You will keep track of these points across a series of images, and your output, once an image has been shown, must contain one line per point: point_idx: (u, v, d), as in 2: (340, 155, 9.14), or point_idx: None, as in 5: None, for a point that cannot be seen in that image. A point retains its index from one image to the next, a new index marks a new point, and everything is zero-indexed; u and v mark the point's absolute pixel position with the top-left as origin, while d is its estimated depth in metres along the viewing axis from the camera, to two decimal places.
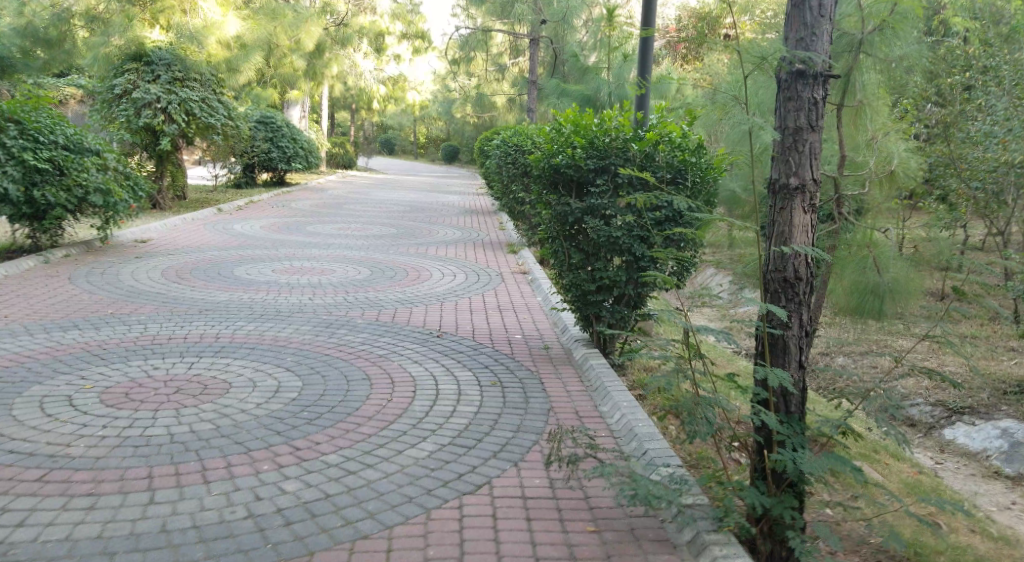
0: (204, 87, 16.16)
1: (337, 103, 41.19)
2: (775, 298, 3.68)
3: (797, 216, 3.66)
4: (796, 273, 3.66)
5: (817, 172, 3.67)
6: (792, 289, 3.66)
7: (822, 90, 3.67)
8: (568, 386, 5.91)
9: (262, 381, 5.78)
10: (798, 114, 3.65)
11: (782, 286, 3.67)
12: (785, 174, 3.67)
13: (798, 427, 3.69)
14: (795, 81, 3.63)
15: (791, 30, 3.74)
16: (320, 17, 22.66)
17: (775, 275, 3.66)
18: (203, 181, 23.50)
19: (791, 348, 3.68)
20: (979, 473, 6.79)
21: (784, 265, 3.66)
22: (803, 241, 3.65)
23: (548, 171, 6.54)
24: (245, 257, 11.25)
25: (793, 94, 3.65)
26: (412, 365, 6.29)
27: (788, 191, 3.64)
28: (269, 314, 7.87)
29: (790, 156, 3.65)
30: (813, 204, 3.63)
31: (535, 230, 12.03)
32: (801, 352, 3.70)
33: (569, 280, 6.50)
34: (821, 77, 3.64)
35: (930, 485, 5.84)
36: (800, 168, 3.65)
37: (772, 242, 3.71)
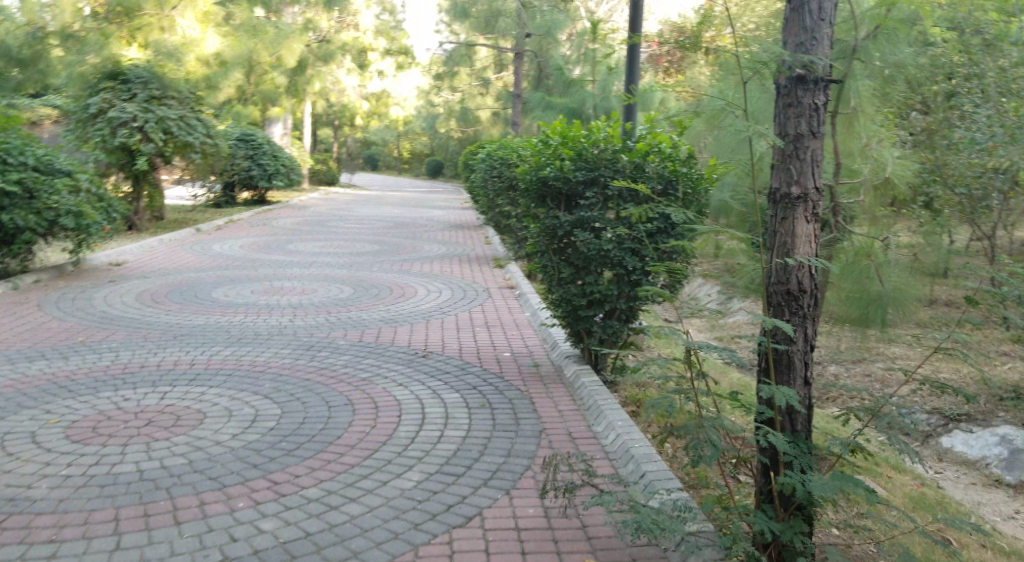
0: (182, 105, 15.91)
1: (318, 119, 40.99)
2: (779, 313, 3.43)
3: (801, 225, 3.43)
4: (802, 285, 3.41)
5: (821, 180, 3.44)
6: (796, 301, 3.41)
7: (824, 96, 3.46)
8: (561, 406, 5.66)
9: (239, 410, 5.50)
10: (799, 120, 3.44)
11: (786, 299, 3.42)
12: (786, 183, 3.44)
13: (806, 446, 3.45)
14: (795, 87, 3.43)
15: (790, 33, 3.52)
16: (300, 34, 22.49)
17: (777, 288, 3.42)
18: (183, 201, 23.18)
19: (796, 364, 3.44)
20: (980, 482, 6.59)
21: (787, 277, 3.41)
22: (808, 251, 3.41)
23: (535, 184, 6.33)
24: (224, 279, 10.97)
25: (793, 100, 3.44)
26: (397, 389, 6.02)
27: (790, 200, 3.41)
28: (248, 337, 7.59)
29: (792, 163, 3.43)
30: (818, 214, 3.40)
31: (522, 244, 11.82)
32: (807, 368, 3.45)
33: (559, 295, 6.25)
34: (821, 82, 3.43)
35: (935, 498, 5.63)
36: (802, 177, 3.43)
37: (774, 254, 3.47)
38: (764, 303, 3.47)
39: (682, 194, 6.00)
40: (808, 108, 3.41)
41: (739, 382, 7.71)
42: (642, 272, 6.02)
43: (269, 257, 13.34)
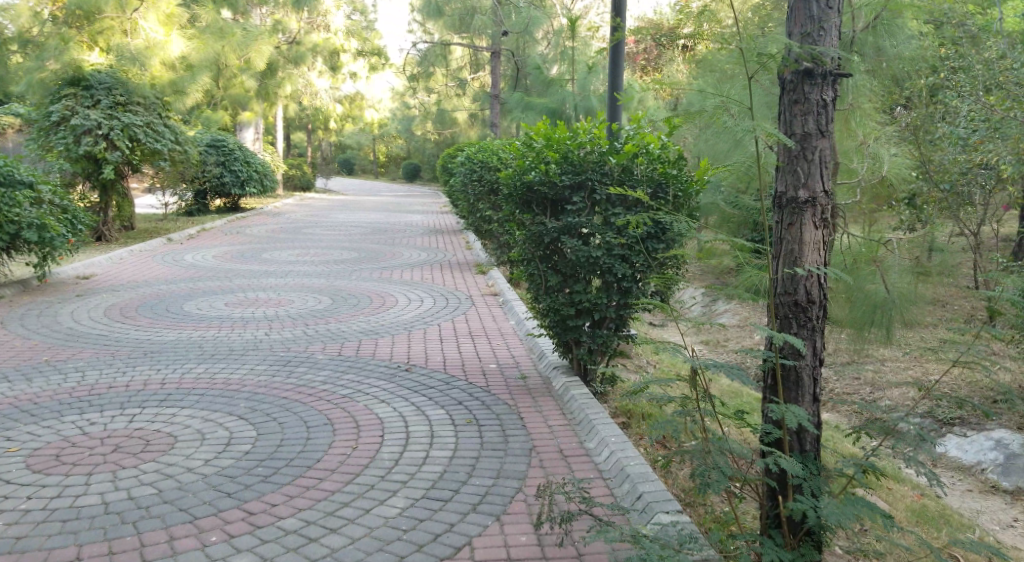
0: (149, 111, 15.51)
1: (292, 124, 40.52)
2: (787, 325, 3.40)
3: (809, 230, 3.39)
4: (810, 294, 3.38)
5: (828, 184, 3.40)
6: (805, 313, 3.37)
7: (831, 91, 3.41)
8: (550, 421, 5.43)
9: (213, 432, 5.21)
10: (806, 118, 3.39)
11: (793, 310, 3.39)
12: (793, 187, 3.40)
13: (814, 469, 3.33)
14: (802, 82, 3.36)
15: (796, 24, 3.47)
16: (271, 36, 22.14)
17: (785, 298, 3.39)
18: (154, 210, 22.70)
19: (805, 380, 3.40)
20: (977, 489, 6.48)
21: (795, 287, 3.38)
22: (817, 258, 3.37)
23: (520, 189, 6.10)
24: (197, 290, 10.63)
25: (800, 96, 3.38)
26: (378, 406, 5.76)
27: (799, 203, 3.37)
28: (222, 353, 7.29)
29: (799, 166, 3.38)
30: (828, 218, 3.36)
31: (503, 249, 11.60)
32: (816, 385, 3.42)
33: (548, 305, 6.06)
34: (830, 76, 3.37)
35: (937, 509, 5.49)
36: (809, 179, 3.38)
37: (780, 262, 3.43)
38: (771, 315, 3.42)
39: (672, 197, 5.83)
40: (817, 104, 3.35)
41: (731, 390, 7.54)
42: (632, 279, 5.84)
43: (244, 267, 13.01)
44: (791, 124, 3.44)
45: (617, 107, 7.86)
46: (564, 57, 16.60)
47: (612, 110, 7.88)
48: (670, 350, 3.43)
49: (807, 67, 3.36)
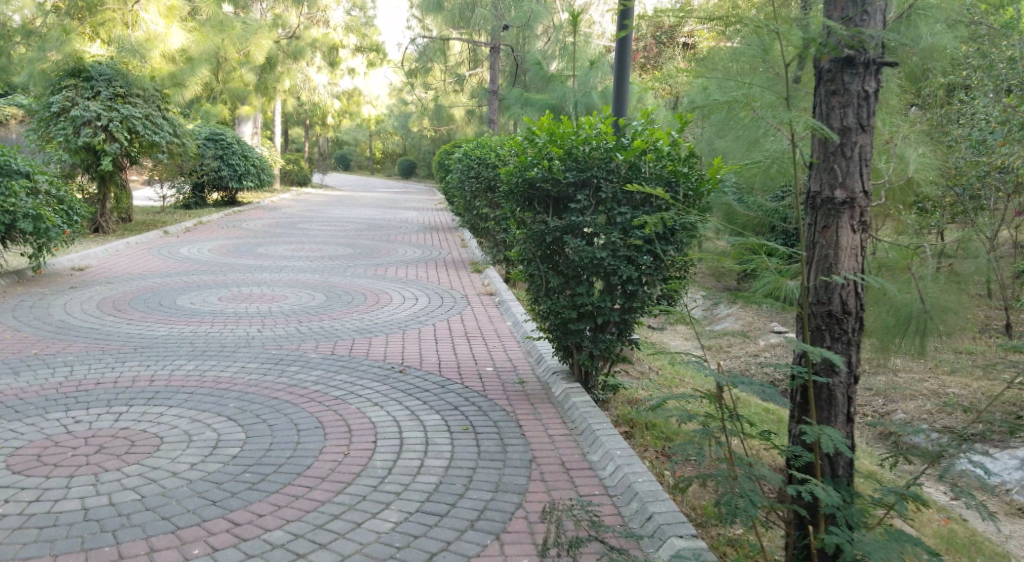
0: (148, 103, 15.31)
1: (289, 119, 40.23)
2: (821, 337, 3.48)
3: (845, 234, 3.48)
4: (844, 306, 3.46)
5: (867, 184, 3.50)
6: (840, 325, 3.45)
7: (873, 82, 3.50)
8: (551, 431, 5.24)
9: (200, 434, 4.99)
10: (846, 111, 3.48)
11: (826, 321, 3.46)
12: (830, 187, 3.50)
13: (847, 495, 3.29)
14: (842, 71, 3.46)
15: (837, 11, 3.60)
16: (270, 29, 21.92)
17: (820, 309, 3.47)
18: (149, 202, 22.41)
19: (838, 399, 3.46)
20: (1002, 511, 6.31)
21: (829, 297, 3.47)
22: (852, 265, 3.47)
23: (521, 186, 5.89)
24: (190, 285, 10.42)
25: (840, 88, 3.48)
26: (372, 409, 5.55)
27: (836, 205, 3.47)
28: (214, 350, 7.07)
29: (835, 165, 3.49)
30: (865, 220, 3.45)
31: (501, 247, 11.42)
32: (849, 404, 3.46)
33: (548, 308, 5.85)
34: (872, 65, 3.48)
35: (965, 536, 5.29)
36: (848, 178, 3.47)
37: (816, 268, 3.53)
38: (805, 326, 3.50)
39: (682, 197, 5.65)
40: (857, 99, 3.44)
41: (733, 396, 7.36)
42: (638, 283, 5.65)
43: (239, 261, 12.79)
44: (831, 119, 3.54)
45: (623, 101, 7.64)
46: (565, 53, 16.48)
47: (618, 104, 7.67)
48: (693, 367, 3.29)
49: (848, 56, 3.46)
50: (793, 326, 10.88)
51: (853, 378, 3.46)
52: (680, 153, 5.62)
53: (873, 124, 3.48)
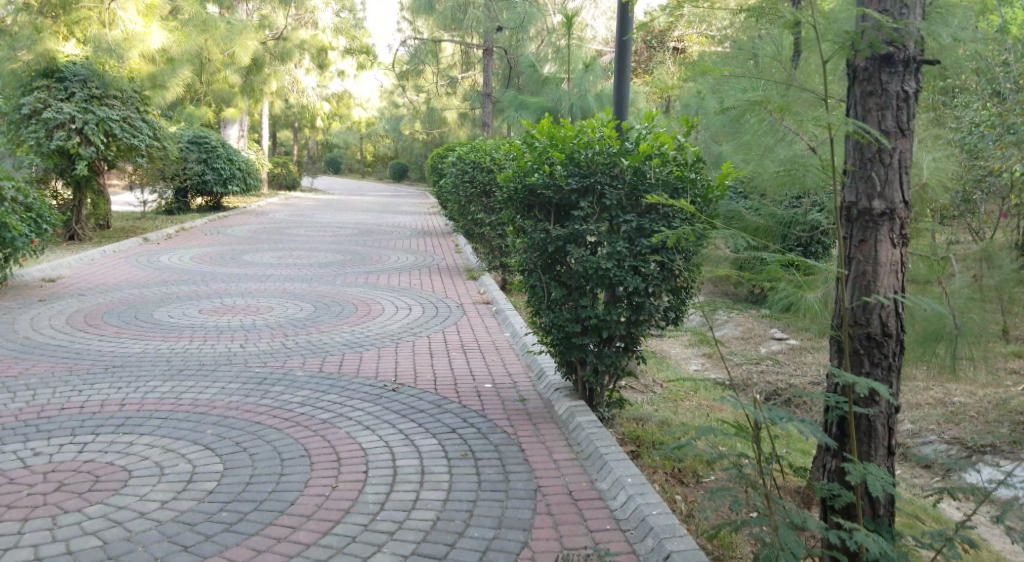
0: (126, 105, 14.85)
1: (277, 122, 39.71)
2: (860, 360, 3.40)
3: (884, 247, 3.39)
4: (885, 327, 3.37)
5: (905, 194, 3.41)
6: (880, 349, 3.37)
7: (914, 81, 3.39)
8: (555, 456, 4.81)
9: (173, 466, 4.58)
10: (885, 113, 3.38)
11: (867, 345, 3.39)
12: (868, 198, 3.40)
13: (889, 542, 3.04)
14: (880, 70, 3.35)
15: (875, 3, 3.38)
16: (257, 31, 21.50)
17: (859, 331, 3.39)
18: (130, 207, 21.88)
19: (879, 432, 3.17)
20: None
21: (868, 319, 3.39)
22: (890, 282, 3.38)
23: (521, 192, 5.50)
24: (170, 296, 9.98)
25: (879, 86, 3.37)
26: (362, 434, 5.12)
27: (874, 216, 3.37)
28: (192, 369, 6.64)
29: (873, 173, 3.39)
30: (906, 231, 3.35)
31: (495, 254, 11.04)
32: (892, 437, 3.19)
33: (552, 321, 5.43)
34: (911, 65, 3.38)
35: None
36: (886, 191, 3.38)
37: (854, 286, 3.44)
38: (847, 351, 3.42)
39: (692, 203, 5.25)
40: (897, 100, 3.34)
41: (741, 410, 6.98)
42: (645, 295, 5.24)
43: (222, 270, 12.37)
44: (869, 122, 3.43)
45: (624, 99, 7.23)
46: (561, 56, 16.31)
47: (619, 104, 7.25)
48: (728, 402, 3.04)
49: (886, 54, 3.36)
50: (796, 333, 10.53)
51: (894, 407, 3.18)
52: (689, 157, 5.23)
53: (913, 128, 3.38)
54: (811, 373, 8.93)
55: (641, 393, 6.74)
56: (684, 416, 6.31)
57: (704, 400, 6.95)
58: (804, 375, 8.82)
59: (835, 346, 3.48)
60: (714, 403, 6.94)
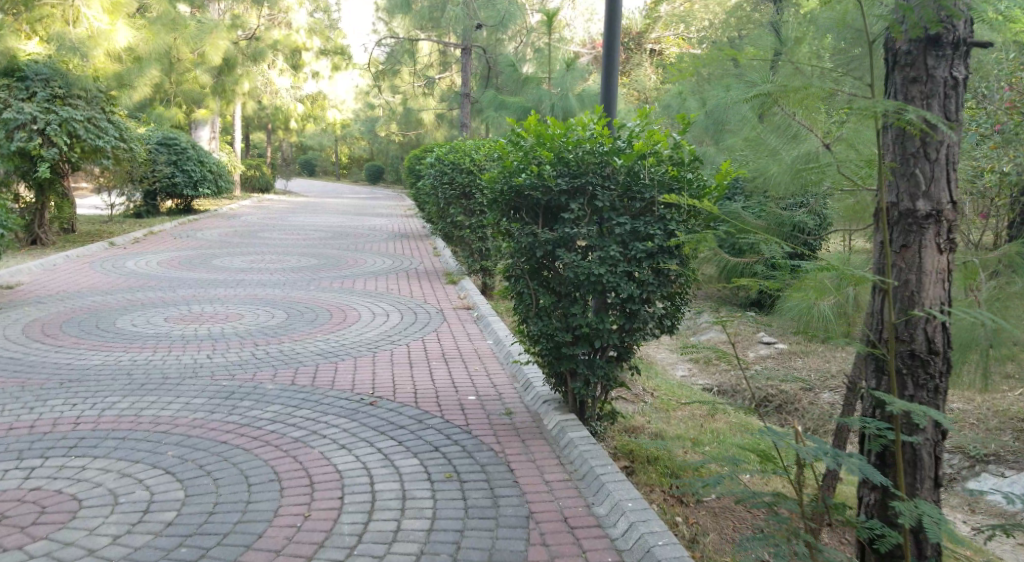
0: (90, 105, 14.29)
1: (249, 123, 38.98)
2: (905, 382, 3.34)
3: (929, 254, 3.33)
4: (930, 345, 3.32)
5: (953, 194, 3.35)
6: (925, 368, 3.31)
7: (961, 69, 3.41)
8: (545, 476, 4.46)
9: (129, 494, 4.17)
10: (930, 101, 3.40)
11: (911, 363, 3.34)
12: (912, 198, 3.36)
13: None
14: (926, 53, 3.39)
15: None
16: (229, 29, 21.01)
17: (903, 349, 3.33)
18: (96, 211, 21.22)
19: (923, 462, 3.21)
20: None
21: (913, 334, 3.34)
22: (937, 293, 3.32)
23: (507, 194, 5.15)
24: (134, 304, 9.51)
25: (925, 73, 3.39)
26: (336, 454, 4.73)
27: (919, 218, 3.33)
28: (154, 384, 6.21)
29: (917, 170, 3.36)
30: (952, 234, 3.30)
31: (477, 257, 10.68)
32: (936, 468, 3.24)
33: (539, 330, 5.06)
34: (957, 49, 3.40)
35: None
36: (932, 192, 3.34)
37: (897, 294, 3.37)
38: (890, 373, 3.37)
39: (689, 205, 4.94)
40: (943, 88, 3.37)
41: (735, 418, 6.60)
42: (639, 301, 4.89)
43: (191, 275, 11.91)
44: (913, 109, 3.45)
45: (612, 89, 6.83)
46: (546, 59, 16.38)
47: (606, 97, 6.86)
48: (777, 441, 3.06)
49: (933, 36, 3.39)
50: (784, 338, 10.19)
51: (938, 435, 3.23)
52: (685, 156, 4.93)
53: (960, 115, 3.38)
54: (801, 378, 8.57)
55: (631, 403, 6.36)
56: (677, 426, 5.93)
57: (695, 409, 6.57)
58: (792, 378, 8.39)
59: (876, 365, 3.42)
60: (705, 411, 6.57)
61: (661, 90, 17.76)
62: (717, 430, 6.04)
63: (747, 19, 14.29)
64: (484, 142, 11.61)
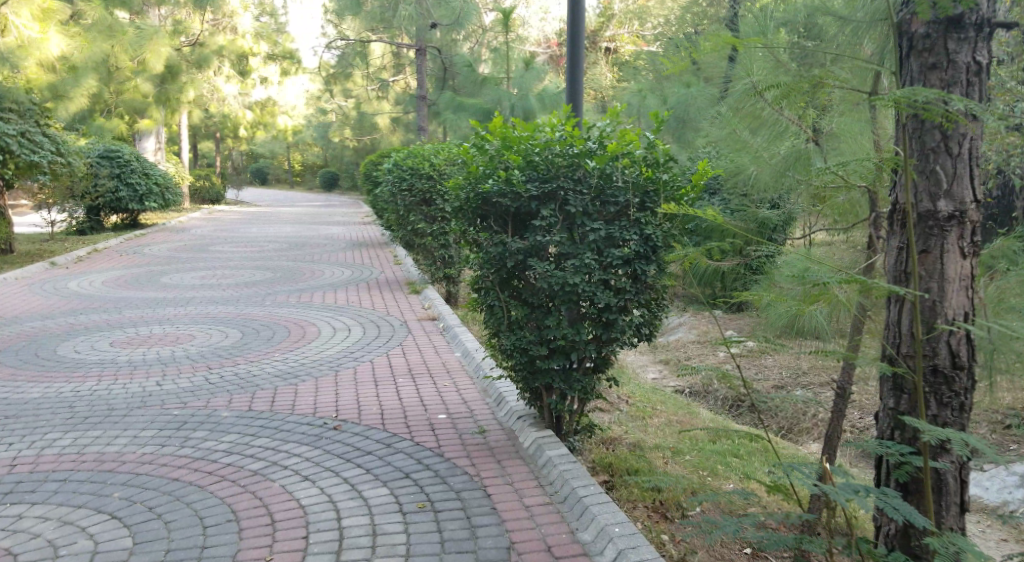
0: (24, 118, 13.70)
1: (198, 133, 38.04)
2: (929, 402, 3.30)
3: (952, 259, 3.30)
4: (955, 359, 3.29)
5: (976, 191, 3.30)
6: (949, 386, 3.28)
7: (982, 54, 3.33)
8: (525, 501, 4.19)
9: (70, 545, 3.81)
10: (951, 86, 3.31)
11: (936, 381, 3.30)
12: (932, 200, 3.31)
13: None
14: (948, 36, 3.29)
15: None
16: (171, 36, 20.42)
17: (927, 365, 3.31)
18: (37, 228, 20.44)
19: (948, 489, 3.29)
20: None
21: (935, 349, 3.31)
22: (959, 301, 3.29)
23: (474, 201, 4.89)
24: (76, 328, 9.03)
25: (948, 57, 3.30)
26: (300, 487, 4.40)
27: (942, 222, 3.27)
28: (99, 417, 5.79)
29: (938, 167, 3.30)
30: (976, 237, 3.27)
31: (440, 265, 10.40)
32: (960, 494, 3.31)
33: (511, 344, 4.77)
34: (977, 31, 3.31)
35: None
36: (955, 192, 3.29)
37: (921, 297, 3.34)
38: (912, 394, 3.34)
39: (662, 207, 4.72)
40: (966, 74, 3.28)
41: (713, 422, 6.36)
42: (615, 309, 4.64)
43: (139, 294, 11.40)
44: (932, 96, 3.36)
45: (578, 80, 6.53)
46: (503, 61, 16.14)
47: (571, 89, 6.55)
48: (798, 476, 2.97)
49: (954, 17, 3.29)
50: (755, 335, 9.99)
51: (961, 461, 3.32)
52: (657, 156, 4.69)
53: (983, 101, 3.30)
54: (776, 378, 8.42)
55: (606, 412, 6.06)
56: (656, 435, 5.62)
57: (673, 415, 6.30)
58: (764, 376, 8.12)
59: (896, 385, 3.37)
60: (682, 417, 6.30)
61: (618, 88, 17.60)
62: (696, 436, 5.76)
63: (703, 14, 14.18)
64: (444, 147, 11.25)
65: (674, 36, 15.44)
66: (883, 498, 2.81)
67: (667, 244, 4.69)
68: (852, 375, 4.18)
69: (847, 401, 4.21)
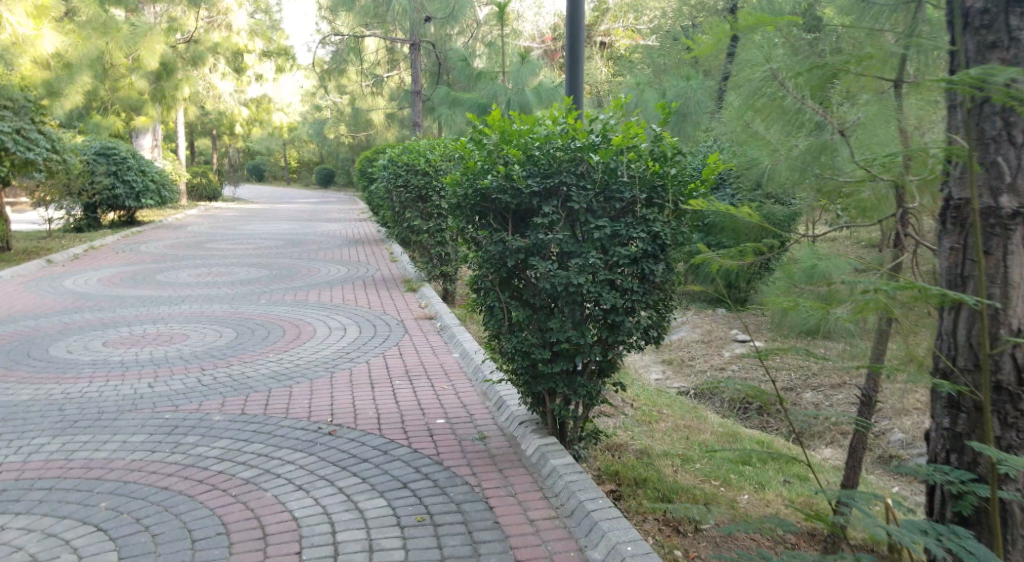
0: (20, 116, 13.40)
1: (194, 130, 37.82)
2: (995, 423, 3.19)
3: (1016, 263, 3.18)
4: (1020, 375, 3.17)
5: None
6: (1013, 404, 3.17)
7: None
8: (529, 514, 4.02)
9: (53, 560, 3.63)
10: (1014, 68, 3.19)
11: (1000, 400, 3.19)
12: (996, 197, 3.19)
13: None
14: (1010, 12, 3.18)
15: None
16: (164, 33, 20.25)
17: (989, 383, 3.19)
18: (33, 226, 20.27)
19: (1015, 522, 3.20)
20: None
21: (998, 367, 3.20)
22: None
23: (472, 198, 4.72)
24: (68, 328, 8.85)
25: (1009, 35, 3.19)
26: (293, 497, 4.22)
27: (1005, 221, 3.16)
28: (88, 420, 5.59)
29: (1000, 160, 3.17)
30: None
31: (436, 262, 10.23)
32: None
33: (512, 347, 4.60)
34: None
35: None
36: (1018, 187, 3.16)
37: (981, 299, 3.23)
38: (974, 415, 3.23)
39: (670, 204, 4.53)
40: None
41: (721, 427, 6.21)
42: (622, 310, 4.46)
43: (135, 293, 11.21)
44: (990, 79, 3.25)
45: (578, 69, 6.31)
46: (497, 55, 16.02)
47: (571, 78, 6.34)
48: (856, 513, 2.77)
49: None
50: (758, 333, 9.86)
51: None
52: (664, 149, 4.51)
53: None
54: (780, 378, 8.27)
55: (609, 416, 5.88)
56: (664, 442, 5.47)
57: (678, 420, 6.14)
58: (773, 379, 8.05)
59: (958, 404, 3.28)
60: (688, 422, 6.13)
61: (614, 82, 17.46)
62: (705, 443, 5.61)
63: (699, 7, 14.02)
64: (441, 142, 11.05)
65: (670, 31, 15.31)
66: (957, 539, 2.67)
67: (676, 242, 4.51)
68: (878, 385, 4.21)
69: (871, 410, 4.26)
